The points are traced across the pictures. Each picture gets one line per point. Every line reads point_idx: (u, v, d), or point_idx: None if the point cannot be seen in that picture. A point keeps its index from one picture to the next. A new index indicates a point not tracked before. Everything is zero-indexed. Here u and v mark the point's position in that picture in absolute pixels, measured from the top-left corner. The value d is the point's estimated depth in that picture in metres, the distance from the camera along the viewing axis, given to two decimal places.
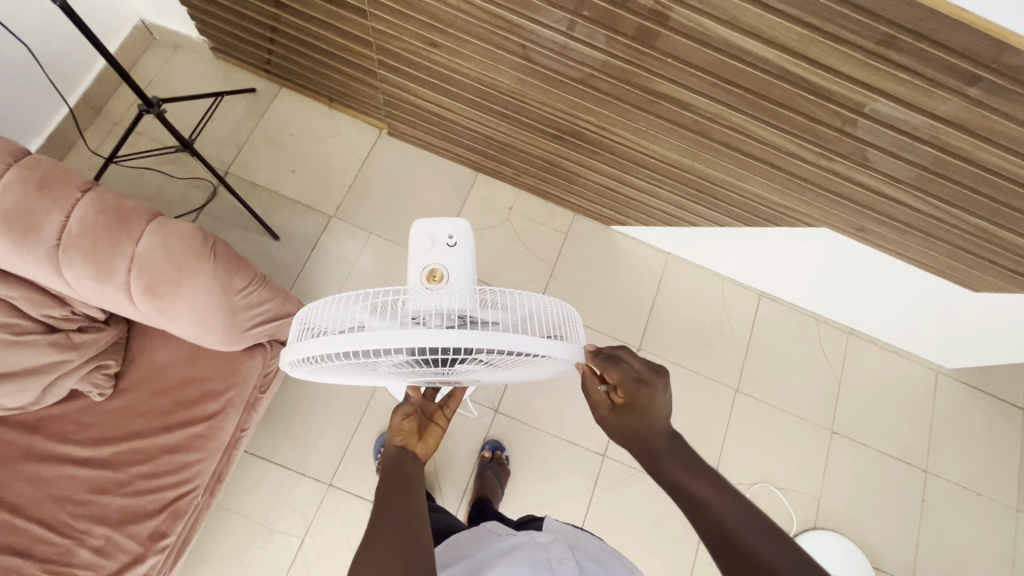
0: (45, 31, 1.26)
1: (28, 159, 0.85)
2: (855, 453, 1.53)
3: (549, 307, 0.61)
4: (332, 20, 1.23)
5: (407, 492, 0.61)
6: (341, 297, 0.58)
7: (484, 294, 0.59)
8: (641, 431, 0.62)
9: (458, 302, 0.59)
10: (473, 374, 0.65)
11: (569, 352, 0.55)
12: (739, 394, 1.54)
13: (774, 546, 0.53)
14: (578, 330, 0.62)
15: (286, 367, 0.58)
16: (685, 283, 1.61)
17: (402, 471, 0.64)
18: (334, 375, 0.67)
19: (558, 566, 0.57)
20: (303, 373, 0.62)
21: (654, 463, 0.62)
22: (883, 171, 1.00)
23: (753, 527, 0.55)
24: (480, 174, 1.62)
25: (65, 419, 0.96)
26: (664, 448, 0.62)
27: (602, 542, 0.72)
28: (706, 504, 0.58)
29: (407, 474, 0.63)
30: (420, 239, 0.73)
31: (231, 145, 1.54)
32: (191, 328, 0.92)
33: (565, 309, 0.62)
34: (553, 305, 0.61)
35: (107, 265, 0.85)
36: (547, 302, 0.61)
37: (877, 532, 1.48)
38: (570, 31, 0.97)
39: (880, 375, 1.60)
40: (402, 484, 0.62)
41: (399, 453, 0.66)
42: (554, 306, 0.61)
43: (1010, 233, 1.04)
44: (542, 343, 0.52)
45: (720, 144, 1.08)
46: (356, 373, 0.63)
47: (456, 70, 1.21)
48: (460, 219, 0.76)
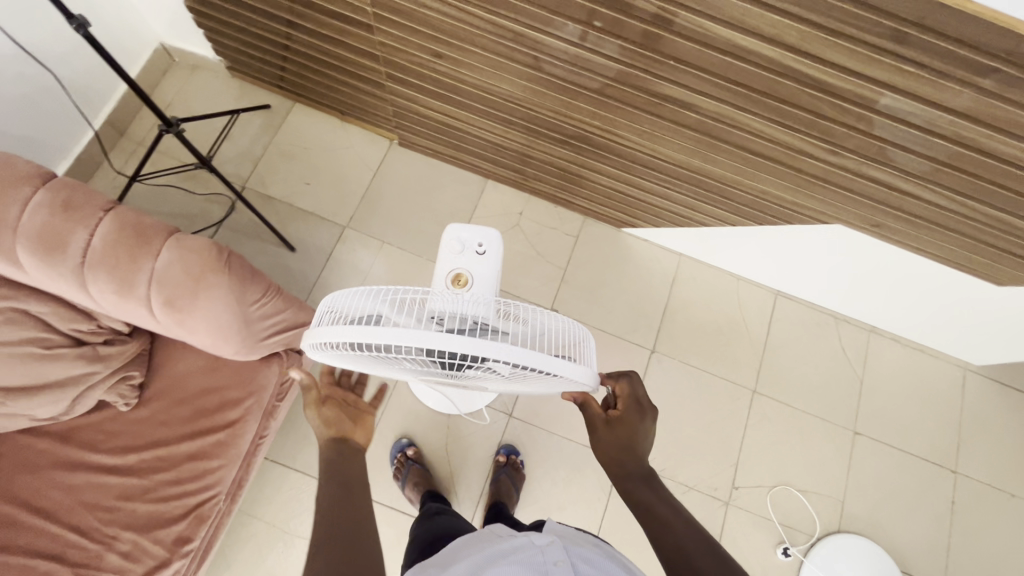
0: (70, 58, 1.32)
1: (54, 181, 0.89)
2: (880, 453, 1.50)
3: (566, 331, 0.62)
4: (342, 37, 1.27)
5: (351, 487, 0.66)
6: (365, 290, 0.61)
7: (501, 306, 0.60)
8: (624, 455, 0.70)
9: (479, 310, 0.60)
10: (483, 381, 0.67)
11: (577, 374, 0.56)
12: (757, 395, 1.52)
13: (717, 564, 0.56)
14: (591, 357, 0.63)
15: (305, 348, 0.61)
16: (698, 283, 1.60)
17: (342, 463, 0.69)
18: (353, 365, 0.69)
19: (555, 569, 0.57)
20: (320, 356, 0.65)
21: (628, 482, 0.69)
22: (896, 166, 0.98)
23: (704, 547, 0.59)
24: (489, 181, 1.64)
25: (93, 429, 1.00)
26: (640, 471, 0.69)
27: (601, 542, 0.72)
28: (667, 525, 0.62)
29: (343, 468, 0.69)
30: (451, 243, 0.75)
31: (248, 160, 1.59)
32: (209, 339, 0.95)
33: (579, 330, 0.63)
34: (567, 325, 0.62)
35: (128, 280, 0.89)
36: (565, 322, 0.62)
37: (905, 536, 1.43)
38: (582, 41, 0.98)
39: (904, 374, 1.56)
40: (342, 481, 0.66)
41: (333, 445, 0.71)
42: (570, 329, 0.62)
43: None
44: (552, 360, 0.53)
45: (727, 144, 1.08)
46: (372, 364, 0.66)
47: (464, 80, 1.23)
48: (493, 228, 0.76)
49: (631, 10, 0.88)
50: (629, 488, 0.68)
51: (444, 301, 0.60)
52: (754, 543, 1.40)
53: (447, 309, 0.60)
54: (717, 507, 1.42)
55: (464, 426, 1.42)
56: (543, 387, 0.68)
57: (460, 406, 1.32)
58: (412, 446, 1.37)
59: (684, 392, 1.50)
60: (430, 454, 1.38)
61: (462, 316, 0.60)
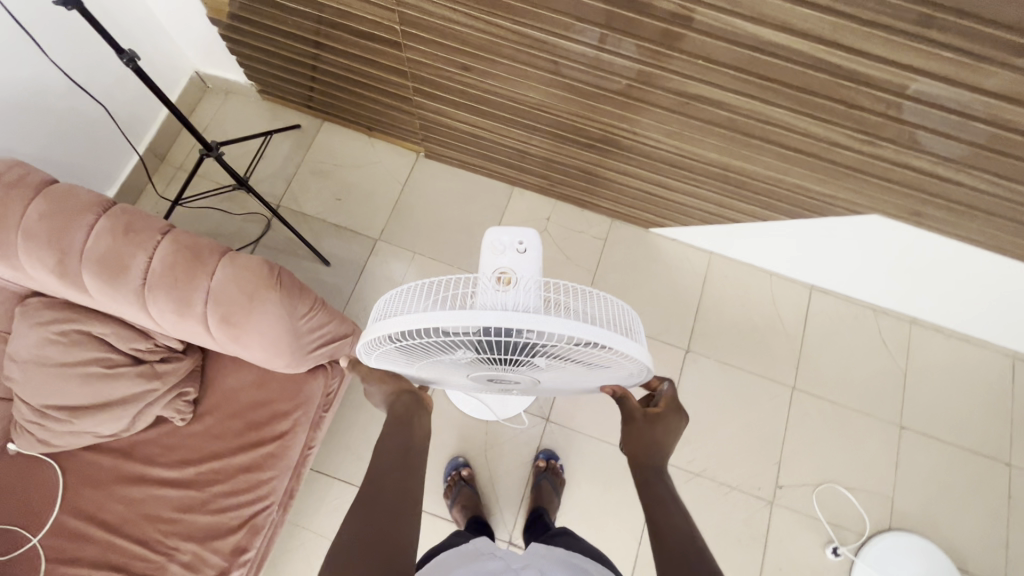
0: (116, 90, 1.39)
1: (114, 208, 0.94)
2: (928, 448, 1.45)
3: (613, 308, 0.62)
4: (367, 54, 1.30)
5: (409, 448, 0.73)
6: (416, 284, 0.63)
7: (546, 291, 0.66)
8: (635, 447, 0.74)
9: (527, 299, 0.65)
10: (534, 368, 0.69)
11: (616, 342, 0.57)
12: (796, 392, 1.49)
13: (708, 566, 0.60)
14: (641, 337, 0.64)
15: (362, 347, 0.67)
16: (729, 280, 1.59)
17: (410, 423, 0.76)
18: (410, 358, 0.72)
19: None
20: (377, 356, 0.71)
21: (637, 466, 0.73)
22: (933, 152, 0.96)
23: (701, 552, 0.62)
24: (516, 188, 1.65)
25: (152, 444, 1.03)
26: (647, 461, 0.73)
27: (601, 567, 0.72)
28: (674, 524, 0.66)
29: (411, 425, 0.76)
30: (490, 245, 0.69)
31: (281, 178, 1.64)
32: (261, 354, 0.98)
33: (624, 311, 0.63)
34: (613, 304, 0.62)
35: (186, 299, 0.92)
36: (609, 302, 0.62)
37: (960, 533, 1.39)
38: (602, 43, 0.99)
39: (949, 364, 1.52)
40: (403, 440, 0.74)
41: (402, 409, 0.79)
42: (620, 309, 0.63)
43: None
44: (585, 327, 0.55)
45: (757, 139, 1.08)
46: (422, 359, 0.71)
47: (489, 90, 1.25)
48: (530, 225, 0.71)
49: (656, 14, 0.89)
50: (646, 479, 0.71)
51: (491, 295, 0.66)
52: (802, 543, 1.37)
53: (494, 301, 0.65)
54: (761, 508, 1.39)
55: (503, 431, 1.42)
56: (593, 372, 0.70)
57: (496, 411, 1.34)
58: (467, 465, 1.38)
59: (721, 391, 1.49)
60: (470, 459, 1.40)
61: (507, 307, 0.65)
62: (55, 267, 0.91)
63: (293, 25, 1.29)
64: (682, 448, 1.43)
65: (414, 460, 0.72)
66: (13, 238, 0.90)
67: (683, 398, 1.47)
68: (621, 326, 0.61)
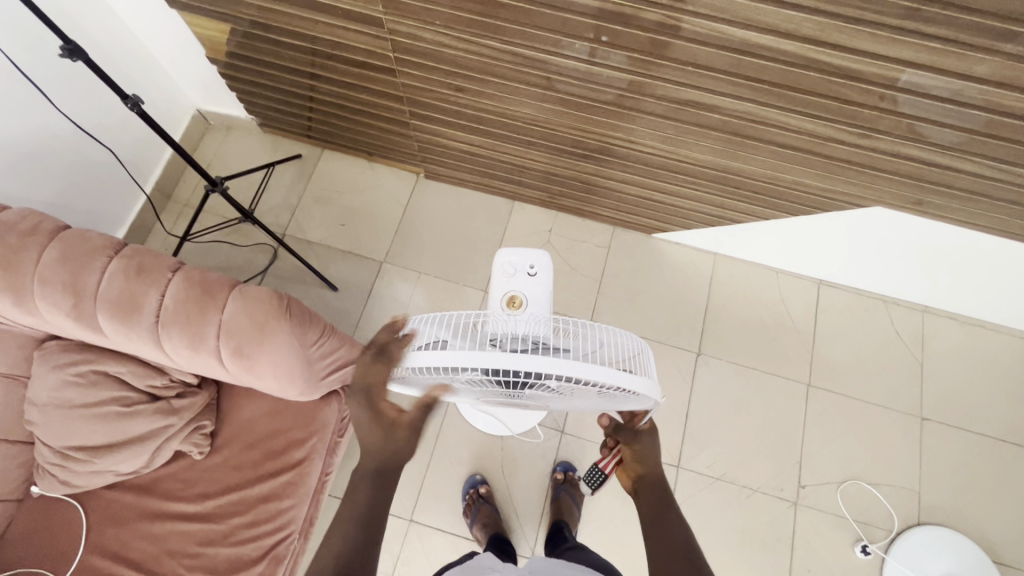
0: (121, 133, 1.42)
1: (126, 249, 0.96)
2: (951, 438, 1.43)
3: (624, 341, 0.63)
4: (363, 82, 1.33)
5: (377, 507, 0.68)
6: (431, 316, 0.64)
7: (557, 324, 0.64)
8: (636, 466, 0.74)
9: (537, 329, 0.64)
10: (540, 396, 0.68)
11: (633, 384, 0.56)
12: (812, 388, 1.48)
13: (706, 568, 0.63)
14: (651, 370, 0.63)
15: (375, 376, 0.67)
16: (737, 281, 1.58)
17: (387, 485, 0.68)
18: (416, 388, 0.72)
19: None
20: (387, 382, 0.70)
21: (639, 483, 0.73)
22: (930, 141, 0.96)
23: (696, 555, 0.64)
24: (516, 203, 1.67)
25: (172, 479, 1.04)
26: (651, 480, 0.72)
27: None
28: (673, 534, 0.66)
29: (392, 484, 0.69)
30: (502, 266, 0.72)
31: (286, 208, 1.66)
32: (275, 383, 0.99)
33: (638, 344, 0.63)
34: (625, 339, 0.62)
35: (199, 333, 0.94)
36: (619, 335, 0.63)
37: (993, 524, 1.36)
38: (592, 57, 1.01)
39: (966, 352, 1.50)
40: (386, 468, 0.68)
41: (377, 465, 0.68)
42: (629, 339, 0.63)
43: None
44: (605, 370, 0.54)
45: (752, 140, 1.08)
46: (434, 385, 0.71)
47: (484, 108, 1.26)
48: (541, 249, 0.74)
49: (643, 27, 0.91)
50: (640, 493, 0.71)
51: (502, 322, 0.64)
52: (830, 542, 1.35)
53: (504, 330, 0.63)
54: (785, 508, 1.37)
55: (519, 446, 1.42)
56: (599, 400, 0.69)
57: (511, 426, 1.34)
58: (485, 482, 1.37)
59: (736, 392, 1.48)
60: (488, 476, 1.39)
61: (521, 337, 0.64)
62: (70, 309, 0.93)
63: (291, 59, 1.32)
64: (701, 453, 1.42)
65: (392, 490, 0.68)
66: (30, 285, 0.92)
67: (698, 402, 1.46)
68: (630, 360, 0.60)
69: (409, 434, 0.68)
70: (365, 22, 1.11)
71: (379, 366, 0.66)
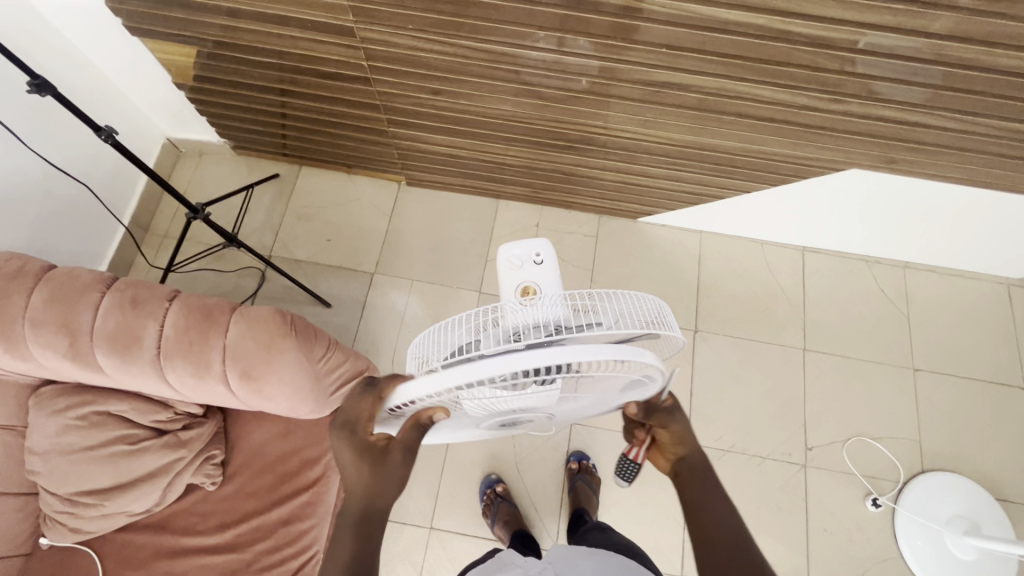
0: (92, 168, 1.39)
1: (117, 282, 0.94)
2: (944, 386, 1.48)
3: (643, 305, 0.61)
4: (335, 94, 1.31)
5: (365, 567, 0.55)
6: (441, 323, 0.62)
7: (575, 302, 0.61)
8: (676, 447, 0.68)
9: (553, 312, 0.60)
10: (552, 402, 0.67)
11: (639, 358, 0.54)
12: (807, 353, 1.51)
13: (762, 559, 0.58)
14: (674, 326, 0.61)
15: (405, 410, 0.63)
16: (724, 256, 1.61)
17: (368, 535, 0.58)
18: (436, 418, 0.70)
19: None
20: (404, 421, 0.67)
21: (681, 465, 0.67)
22: (896, 100, 1.00)
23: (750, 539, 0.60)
24: (501, 201, 1.67)
25: (186, 513, 1.02)
26: (688, 462, 0.67)
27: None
28: (720, 517, 0.62)
29: (376, 526, 0.58)
30: (507, 260, 0.70)
31: (268, 229, 1.64)
32: (286, 403, 0.98)
33: (657, 304, 0.62)
34: (643, 301, 0.61)
35: (203, 360, 0.92)
36: (638, 300, 0.61)
37: (991, 463, 1.41)
38: (561, 47, 1.01)
39: (949, 301, 1.56)
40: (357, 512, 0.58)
41: (361, 508, 0.59)
42: (646, 302, 0.61)
43: None
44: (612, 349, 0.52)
45: (728, 115, 1.11)
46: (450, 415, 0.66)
47: (462, 109, 1.26)
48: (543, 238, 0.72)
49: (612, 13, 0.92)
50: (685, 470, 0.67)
51: (518, 312, 0.60)
52: (842, 501, 1.38)
53: (522, 320, 0.60)
54: (795, 472, 1.40)
55: (530, 442, 1.42)
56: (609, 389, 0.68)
57: None
58: (501, 481, 1.37)
59: (735, 364, 1.50)
60: (503, 475, 1.39)
61: (540, 323, 0.60)
62: (66, 350, 0.90)
63: (261, 77, 1.31)
64: (708, 428, 1.44)
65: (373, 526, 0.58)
66: (20, 330, 0.90)
67: (701, 377, 1.49)
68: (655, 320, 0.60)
69: (403, 466, 0.61)
70: (330, 32, 1.11)
71: (364, 395, 0.61)
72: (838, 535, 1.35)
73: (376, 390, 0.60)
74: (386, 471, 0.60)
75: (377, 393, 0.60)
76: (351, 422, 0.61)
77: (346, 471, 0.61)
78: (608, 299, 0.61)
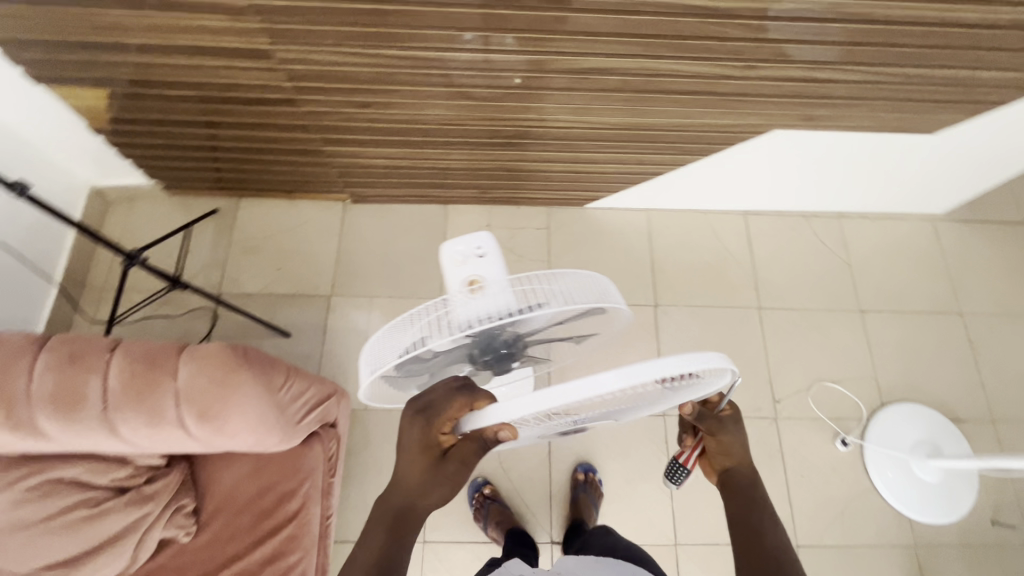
0: (13, 227, 1.31)
1: (52, 340, 0.90)
2: (889, 322, 1.57)
3: (587, 282, 0.62)
4: (264, 119, 1.29)
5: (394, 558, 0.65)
6: (392, 323, 0.62)
7: (520, 288, 0.62)
8: (722, 458, 0.74)
9: (501, 301, 0.61)
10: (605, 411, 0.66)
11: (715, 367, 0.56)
12: (763, 311, 1.57)
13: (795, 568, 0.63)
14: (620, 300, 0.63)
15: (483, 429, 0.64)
16: (672, 231, 1.66)
17: (403, 529, 0.66)
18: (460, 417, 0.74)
19: None
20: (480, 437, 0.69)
21: (725, 476, 0.74)
22: (808, 60, 1.04)
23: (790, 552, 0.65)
24: (449, 206, 1.67)
25: (162, 570, 0.97)
26: (734, 475, 0.73)
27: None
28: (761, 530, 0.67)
29: (409, 529, 0.67)
30: (450, 257, 0.68)
31: (214, 266, 1.58)
32: (251, 437, 0.94)
33: (600, 280, 0.63)
34: (588, 279, 0.62)
35: (155, 407, 0.88)
36: (583, 278, 0.62)
37: (940, 387, 1.51)
38: (487, 45, 1.02)
39: (882, 243, 1.66)
40: (394, 508, 0.67)
41: (405, 501, 0.67)
42: (590, 279, 0.62)
43: (955, 69, 1.07)
44: (693, 358, 0.54)
45: (652, 93, 1.14)
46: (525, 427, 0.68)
47: (395, 119, 1.26)
48: (483, 231, 0.71)
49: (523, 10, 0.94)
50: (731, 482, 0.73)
51: (465, 306, 0.61)
52: (815, 446, 1.44)
53: (472, 313, 0.61)
54: (768, 426, 1.46)
55: None
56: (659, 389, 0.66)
57: None
58: (488, 483, 1.37)
59: (698, 332, 1.55)
60: (490, 477, 1.39)
61: (490, 315, 0.61)
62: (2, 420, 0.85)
63: (184, 112, 1.27)
64: None
65: (407, 521, 0.67)
66: None
67: (668, 349, 1.53)
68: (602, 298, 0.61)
69: (457, 472, 0.66)
70: (246, 57, 1.08)
71: (455, 398, 0.64)
72: (816, 478, 1.41)
73: (467, 400, 0.63)
74: (439, 476, 0.66)
75: (466, 402, 0.63)
76: (432, 420, 0.65)
77: (406, 454, 0.66)
78: (554, 281, 0.61)
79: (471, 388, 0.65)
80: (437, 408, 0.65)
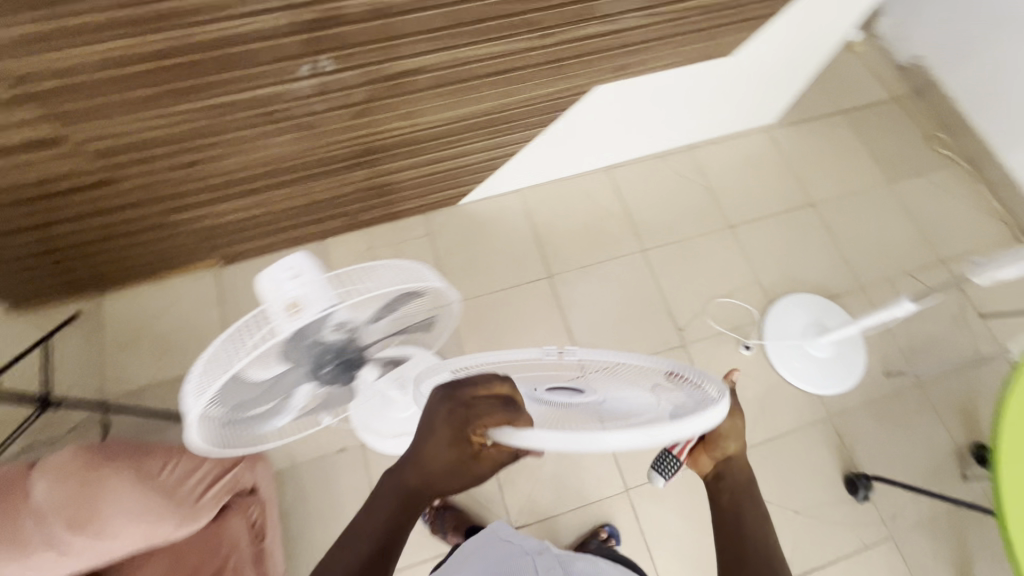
0: None
1: None
2: (756, 229, 1.72)
3: (397, 269, 0.67)
4: (96, 204, 1.21)
5: (399, 526, 0.67)
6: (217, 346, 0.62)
7: (342, 295, 0.63)
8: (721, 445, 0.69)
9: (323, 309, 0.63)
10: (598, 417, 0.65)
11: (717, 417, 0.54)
12: (647, 252, 1.67)
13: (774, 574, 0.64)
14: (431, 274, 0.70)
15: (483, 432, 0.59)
16: (547, 203, 1.72)
17: (415, 502, 0.67)
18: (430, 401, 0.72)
19: None
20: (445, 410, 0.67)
21: (721, 464, 0.70)
22: (601, 14, 1.09)
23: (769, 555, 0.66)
24: (327, 240, 1.65)
25: None
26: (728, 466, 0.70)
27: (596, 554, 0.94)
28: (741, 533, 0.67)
29: (418, 504, 0.67)
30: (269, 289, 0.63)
31: (92, 373, 1.48)
32: (142, 532, 0.90)
33: (412, 265, 0.68)
34: (400, 268, 0.67)
35: (18, 539, 0.82)
36: (393, 268, 0.67)
37: (813, 273, 1.67)
38: (318, 70, 1.00)
39: (731, 162, 1.81)
40: (405, 483, 0.66)
41: (421, 479, 0.65)
42: (402, 268, 0.67)
43: None
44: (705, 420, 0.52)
45: (466, 81, 1.18)
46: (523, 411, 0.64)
47: (233, 168, 1.23)
48: (298, 251, 0.64)
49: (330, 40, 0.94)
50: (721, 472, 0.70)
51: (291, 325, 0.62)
52: (725, 359, 1.55)
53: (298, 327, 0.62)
54: (679, 354, 1.55)
55: None
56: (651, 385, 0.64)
57: None
58: None
59: (595, 289, 1.62)
60: None
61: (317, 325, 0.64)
62: None
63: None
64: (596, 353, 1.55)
65: (415, 499, 0.67)
66: None
67: (572, 313, 1.59)
68: (411, 277, 0.67)
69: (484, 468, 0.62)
70: (44, 145, 1.01)
71: (500, 410, 0.57)
72: (734, 387, 1.52)
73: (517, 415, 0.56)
74: (462, 468, 0.62)
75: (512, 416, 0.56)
76: (474, 424, 0.58)
77: (437, 436, 0.61)
78: (365, 276, 0.66)
79: (517, 404, 0.58)
80: (472, 404, 0.60)
